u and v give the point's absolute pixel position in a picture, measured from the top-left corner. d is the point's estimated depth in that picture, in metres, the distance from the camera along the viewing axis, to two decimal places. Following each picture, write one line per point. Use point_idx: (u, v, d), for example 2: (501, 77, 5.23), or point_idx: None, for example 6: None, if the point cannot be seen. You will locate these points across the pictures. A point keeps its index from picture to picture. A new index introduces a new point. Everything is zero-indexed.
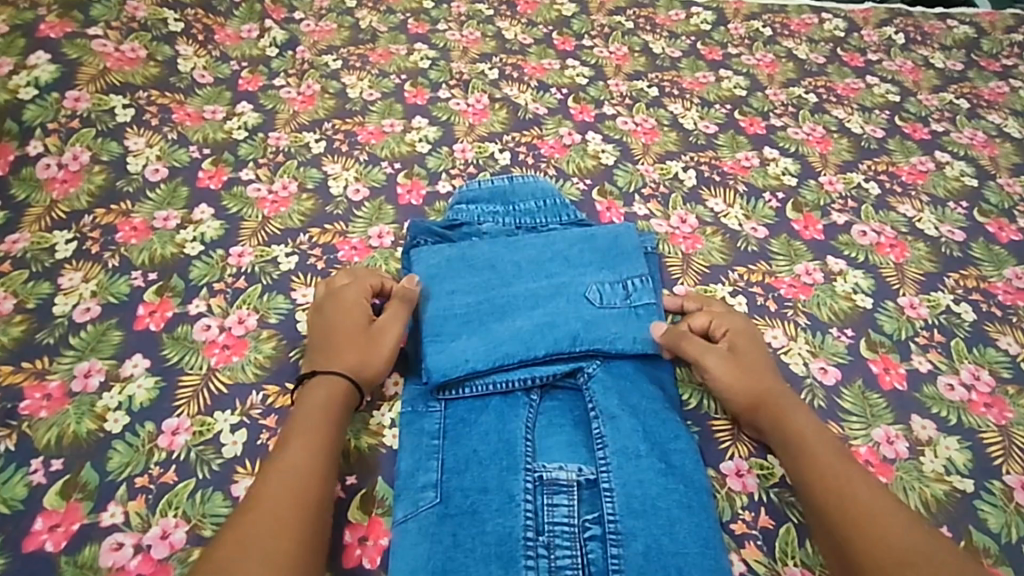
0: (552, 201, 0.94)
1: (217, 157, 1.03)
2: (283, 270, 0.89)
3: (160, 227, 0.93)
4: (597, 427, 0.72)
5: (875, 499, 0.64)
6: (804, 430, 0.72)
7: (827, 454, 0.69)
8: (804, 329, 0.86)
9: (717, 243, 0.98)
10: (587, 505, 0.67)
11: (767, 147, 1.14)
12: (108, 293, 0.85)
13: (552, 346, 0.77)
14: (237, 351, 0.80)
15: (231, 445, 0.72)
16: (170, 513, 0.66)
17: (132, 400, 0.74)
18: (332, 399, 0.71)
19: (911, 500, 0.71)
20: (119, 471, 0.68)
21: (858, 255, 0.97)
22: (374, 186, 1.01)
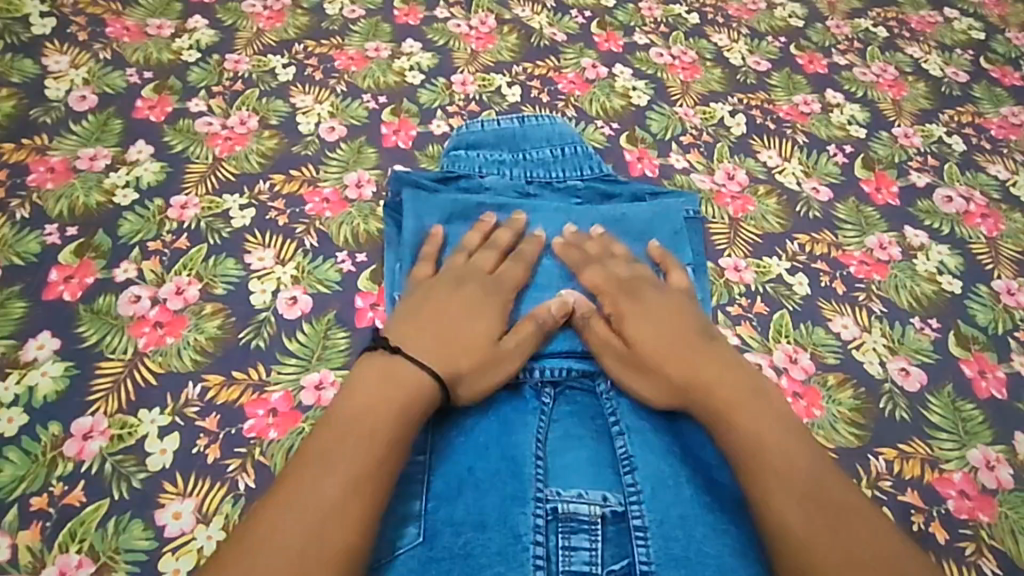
0: (573, 148, 0.76)
1: (161, 82, 0.83)
2: (235, 228, 0.71)
3: (84, 169, 0.74)
4: (623, 443, 0.58)
5: (804, 485, 0.51)
6: (722, 398, 0.56)
7: (768, 428, 0.54)
8: (880, 318, 0.72)
9: (772, 206, 0.80)
10: (613, 548, 0.54)
11: (830, 89, 0.93)
12: (12, 251, 0.67)
13: (560, 337, 0.62)
14: (173, 330, 0.64)
15: (159, 454, 0.58)
16: (72, 548, 0.54)
17: (33, 394, 0.60)
18: (392, 420, 0.53)
19: (1016, 541, 0.62)
20: (11, 488, 0.56)
21: (941, 226, 0.80)
22: (353, 123, 0.82)
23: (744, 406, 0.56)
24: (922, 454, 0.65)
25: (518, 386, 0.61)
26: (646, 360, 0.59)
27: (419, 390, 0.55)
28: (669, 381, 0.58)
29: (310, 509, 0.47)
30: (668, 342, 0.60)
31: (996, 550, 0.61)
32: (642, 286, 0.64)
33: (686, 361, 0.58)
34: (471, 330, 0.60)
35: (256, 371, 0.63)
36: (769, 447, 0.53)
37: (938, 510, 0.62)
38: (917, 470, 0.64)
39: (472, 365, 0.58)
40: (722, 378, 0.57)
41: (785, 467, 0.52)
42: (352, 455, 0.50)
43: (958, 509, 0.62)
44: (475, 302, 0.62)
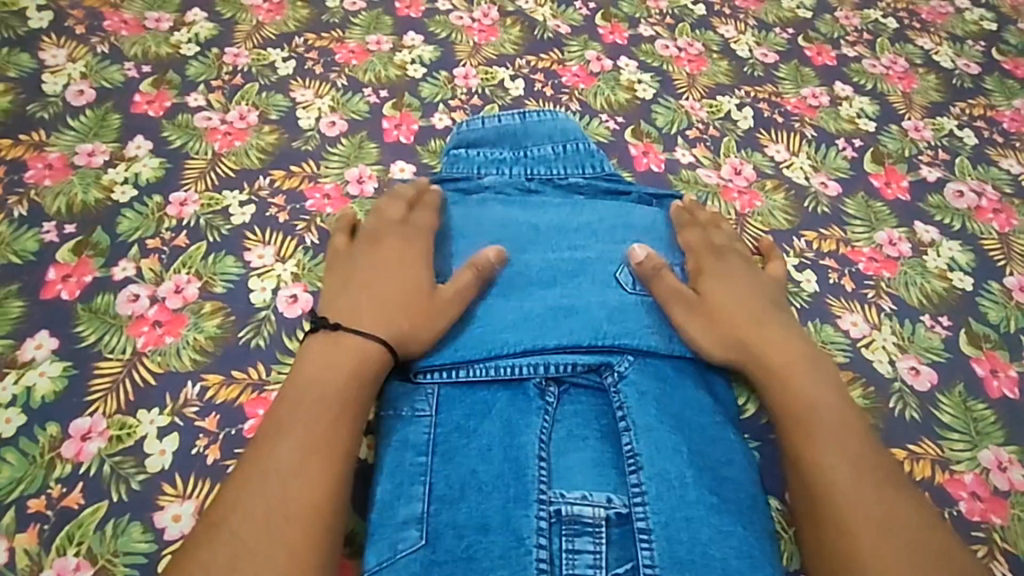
0: (575, 145, 0.74)
1: (160, 77, 0.82)
2: (235, 225, 0.70)
3: (82, 165, 0.73)
4: (628, 443, 0.57)
5: (860, 447, 0.56)
6: (784, 359, 0.60)
7: (821, 391, 0.59)
8: (889, 316, 0.71)
9: (780, 201, 0.79)
10: (618, 550, 0.54)
11: (839, 82, 0.91)
12: (10, 249, 0.67)
13: (565, 338, 0.61)
14: (172, 329, 0.63)
15: (158, 455, 0.58)
16: (70, 551, 0.54)
17: (31, 394, 0.59)
18: (340, 381, 0.56)
19: None
20: (10, 490, 0.55)
21: (952, 221, 0.79)
22: (354, 118, 0.80)
23: (806, 371, 0.60)
24: (933, 454, 0.64)
25: (521, 384, 0.60)
26: (718, 314, 0.63)
27: (366, 353, 0.57)
28: (738, 336, 0.62)
29: (268, 472, 0.51)
30: (743, 312, 0.63)
31: (1009, 553, 0.60)
32: (729, 255, 0.68)
33: (755, 324, 0.62)
34: (403, 288, 0.62)
35: (255, 370, 0.62)
36: (826, 413, 0.58)
37: (949, 512, 0.61)
38: (928, 471, 0.63)
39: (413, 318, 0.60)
40: (785, 345, 0.61)
41: (837, 433, 0.56)
42: (303, 423, 0.53)
43: (970, 511, 0.61)
44: (399, 262, 0.64)
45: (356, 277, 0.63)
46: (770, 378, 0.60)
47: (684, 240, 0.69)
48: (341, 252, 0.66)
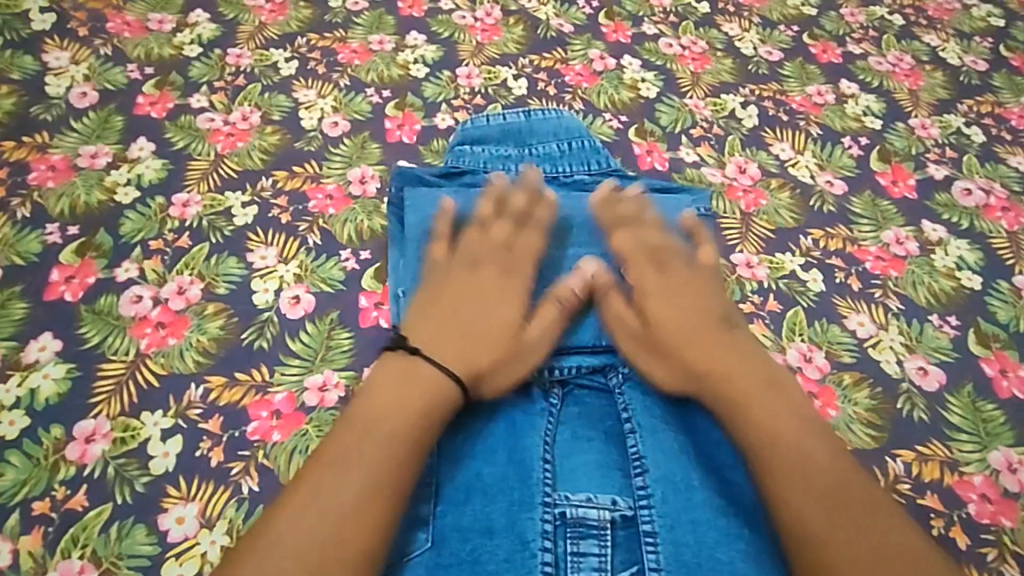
0: (580, 142, 0.74)
1: (162, 78, 0.82)
2: (238, 226, 0.70)
3: (85, 167, 0.73)
4: (632, 445, 0.57)
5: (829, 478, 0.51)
6: (737, 385, 0.56)
7: (773, 417, 0.54)
8: (897, 316, 0.70)
9: (785, 200, 0.78)
10: (623, 553, 0.53)
11: (844, 79, 0.91)
12: (14, 251, 0.67)
13: (569, 339, 0.61)
14: (175, 331, 0.63)
15: (161, 457, 0.58)
16: (74, 553, 0.54)
17: (34, 396, 0.59)
18: (410, 419, 0.52)
19: None
20: (14, 492, 0.55)
21: (960, 220, 0.78)
22: (356, 119, 0.80)
23: (760, 399, 0.55)
24: (941, 455, 0.63)
25: (525, 386, 0.60)
26: (663, 340, 0.60)
27: (437, 393, 0.54)
28: (690, 365, 0.58)
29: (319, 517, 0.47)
30: (689, 333, 0.59)
31: (1018, 555, 0.59)
32: (670, 260, 0.64)
33: (697, 343, 0.59)
34: (493, 321, 0.60)
35: (258, 372, 0.62)
36: (787, 440, 0.53)
37: (957, 514, 0.61)
38: (936, 472, 0.62)
39: (493, 359, 0.58)
40: (723, 364, 0.58)
41: (809, 475, 0.51)
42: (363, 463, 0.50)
43: (979, 513, 0.61)
44: (492, 295, 0.62)
45: (439, 300, 0.61)
46: (724, 408, 0.56)
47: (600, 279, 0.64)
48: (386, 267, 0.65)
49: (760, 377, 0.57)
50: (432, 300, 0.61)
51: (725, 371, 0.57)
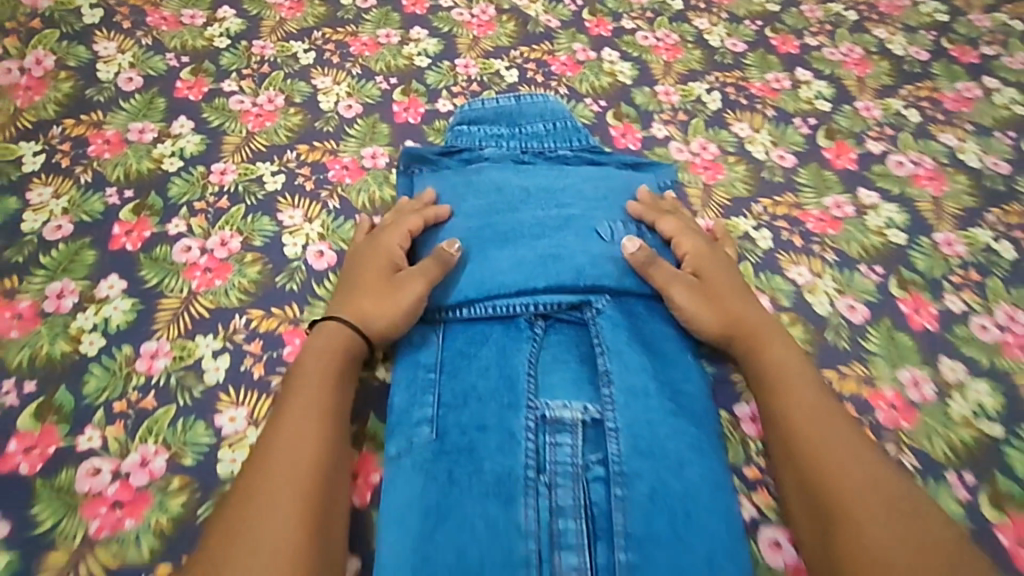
0: (563, 123, 0.87)
1: (197, 66, 0.93)
2: (269, 191, 0.82)
3: (135, 140, 0.85)
4: (602, 363, 0.68)
5: (833, 424, 0.63)
6: (763, 329, 0.71)
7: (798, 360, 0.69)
8: (832, 266, 0.82)
9: (740, 173, 0.90)
10: (592, 444, 0.64)
11: (799, 67, 1.03)
12: (80, 210, 0.79)
13: (553, 280, 0.72)
14: (220, 274, 0.75)
15: (214, 370, 0.68)
16: (150, 440, 0.63)
17: (108, 322, 0.71)
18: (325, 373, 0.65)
19: (936, 445, 0.68)
20: (97, 395, 0.66)
21: (893, 187, 0.90)
22: (368, 102, 0.92)
23: (785, 346, 0.70)
24: (857, 375, 0.74)
25: (514, 319, 0.71)
26: (713, 291, 0.73)
27: (334, 337, 0.67)
28: (730, 314, 0.72)
29: (277, 477, 0.56)
30: (732, 291, 0.74)
31: (914, 448, 0.68)
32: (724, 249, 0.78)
33: (743, 302, 0.73)
34: (370, 278, 0.72)
35: (290, 309, 0.74)
36: (799, 378, 0.67)
37: (867, 419, 0.70)
38: (853, 387, 0.73)
39: (373, 302, 0.70)
40: (760, 316, 0.72)
41: (813, 407, 0.64)
42: (305, 423, 0.61)
43: (886, 418, 0.70)
44: (371, 260, 0.74)
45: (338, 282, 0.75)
46: (748, 344, 0.71)
47: (579, 235, 0.76)
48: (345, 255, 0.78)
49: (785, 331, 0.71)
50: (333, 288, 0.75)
51: (755, 324, 0.72)
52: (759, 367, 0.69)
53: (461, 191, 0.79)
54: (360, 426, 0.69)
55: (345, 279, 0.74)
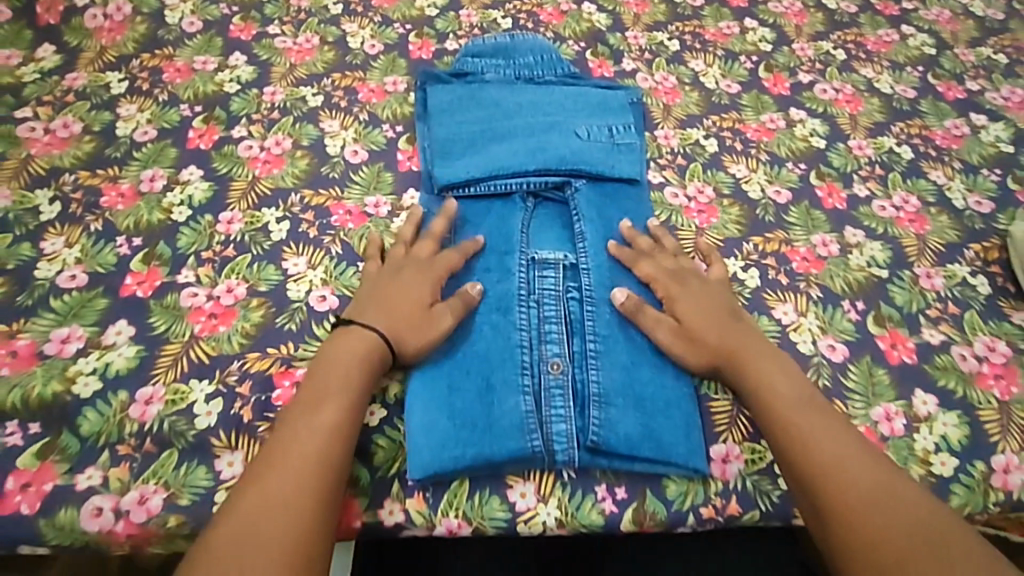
0: (549, 56, 1.06)
1: (246, 14, 1.12)
2: (311, 106, 1.02)
3: (200, 69, 1.05)
4: (578, 225, 0.88)
5: (823, 428, 0.70)
6: (740, 346, 0.78)
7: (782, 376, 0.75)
8: (765, 163, 1.01)
9: (694, 98, 1.09)
10: (570, 279, 0.84)
11: (748, 18, 1.21)
12: (162, 120, 0.98)
13: (541, 165, 0.91)
14: (277, 165, 0.94)
15: (278, 232, 0.88)
16: (232, 276, 0.83)
17: (192, 198, 0.90)
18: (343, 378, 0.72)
19: (835, 283, 0.88)
20: (189, 247, 0.85)
21: (819, 107, 1.09)
22: (388, 43, 1.11)
23: (761, 366, 0.76)
24: (781, 238, 0.92)
25: (510, 196, 0.91)
26: (696, 331, 0.79)
27: (369, 352, 0.74)
28: (715, 347, 0.78)
29: (293, 465, 0.64)
30: (713, 320, 0.79)
31: (820, 284, 0.88)
32: (688, 278, 0.84)
33: (725, 330, 0.79)
34: (409, 300, 0.78)
35: (335, 190, 0.92)
36: (786, 401, 0.73)
37: (784, 269, 0.89)
38: (776, 247, 0.91)
39: (413, 328, 0.76)
40: (739, 337, 0.78)
41: (800, 417, 0.71)
42: (312, 432, 0.67)
43: (800, 266, 0.90)
44: (410, 280, 0.80)
45: (369, 294, 0.79)
46: (735, 368, 0.77)
47: (562, 133, 0.94)
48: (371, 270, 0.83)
49: (761, 349, 0.78)
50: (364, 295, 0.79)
51: (742, 347, 0.78)
52: (749, 386, 0.75)
53: (467, 104, 0.98)
54: None
55: (382, 291, 0.79)
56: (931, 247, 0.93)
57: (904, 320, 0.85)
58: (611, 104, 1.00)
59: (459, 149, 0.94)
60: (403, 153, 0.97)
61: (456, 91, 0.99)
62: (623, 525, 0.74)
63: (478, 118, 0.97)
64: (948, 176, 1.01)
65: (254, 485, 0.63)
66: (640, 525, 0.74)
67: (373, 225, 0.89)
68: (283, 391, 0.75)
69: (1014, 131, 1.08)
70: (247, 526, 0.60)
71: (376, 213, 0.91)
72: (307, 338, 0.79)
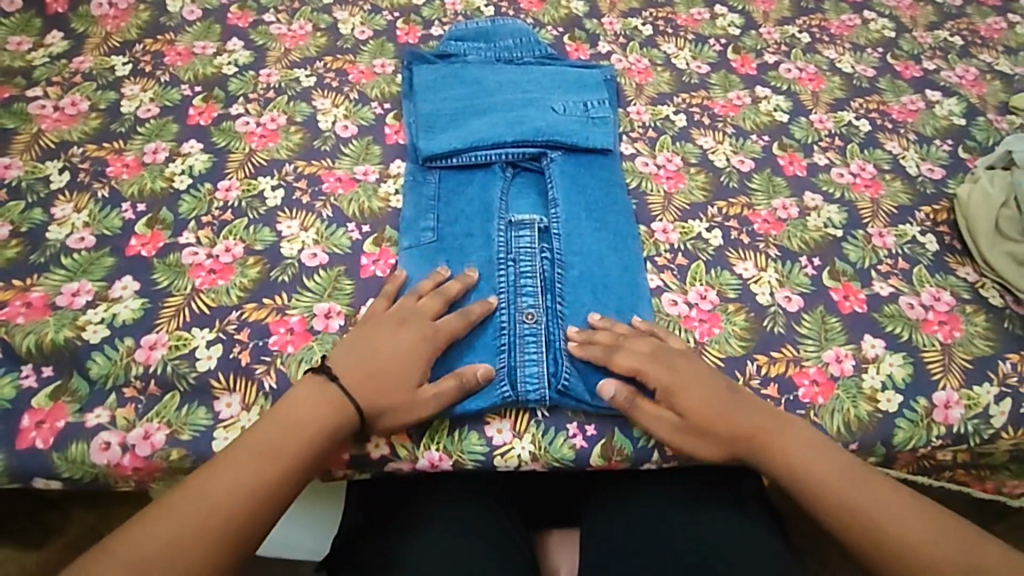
0: (527, 39, 1.13)
1: (243, 3, 1.18)
2: (304, 87, 1.08)
3: (200, 53, 1.11)
4: (552, 192, 0.94)
5: (872, 495, 0.72)
6: (764, 428, 0.77)
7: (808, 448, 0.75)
8: (731, 136, 1.07)
9: (665, 77, 1.15)
10: (544, 241, 0.90)
11: (718, 5, 1.28)
12: (164, 99, 1.05)
13: (519, 137, 0.97)
14: (271, 139, 1.01)
15: (273, 198, 0.94)
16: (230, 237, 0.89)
17: (192, 169, 0.96)
18: (298, 444, 0.72)
19: (794, 243, 0.95)
20: (190, 212, 0.92)
21: (784, 85, 1.16)
22: (377, 29, 1.18)
23: (787, 443, 0.76)
24: (743, 203, 0.99)
25: (490, 165, 0.97)
26: (710, 425, 0.77)
27: (340, 425, 0.74)
28: (734, 440, 0.77)
29: (203, 517, 0.65)
30: (717, 413, 0.77)
31: (779, 244, 0.94)
32: (669, 357, 0.80)
33: (738, 410, 0.77)
34: (397, 374, 0.76)
35: (326, 161, 0.99)
36: (822, 477, 0.74)
37: (745, 230, 0.95)
38: (739, 210, 0.98)
39: (392, 409, 0.76)
40: (751, 416, 0.77)
41: (842, 490, 0.72)
42: (242, 483, 0.68)
43: (761, 227, 0.96)
44: (407, 348, 0.78)
45: (370, 346, 0.78)
46: (764, 453, 0.76)
47: (538, 107, 1.01)
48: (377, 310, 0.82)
49: (777, 422, 0.77)
50: (361, 342, 0.78)
51: (759, 425, 0.77)
52: (781, 462, 0.75)
53: (450, 82, 1.05)
54: (370, 235, 0.91)
55: (378, 351, 0.77)
56: (885, 210, 0.99)
57: (858, 275, 0.92)
58: (586, 82, 1.07)
59: (441, 123, 1.00)
60: (391, 127, 1.04)
61: (440, 72, 1.06)
62: (593, 459, 0.80)
63: (460, 95, 1.03)
64: (903, 146, 1.08)
65: (174, 524, 0.64)
66: (608, 461, 0.80)
67: (361, 190, 0.96)
68: (279, 337, 0.82)
69: (966, 106, 1.15)
70: (150, 553, 0.63)
71: (364, 178, 0.97)
72: (300, 290, 0.85)
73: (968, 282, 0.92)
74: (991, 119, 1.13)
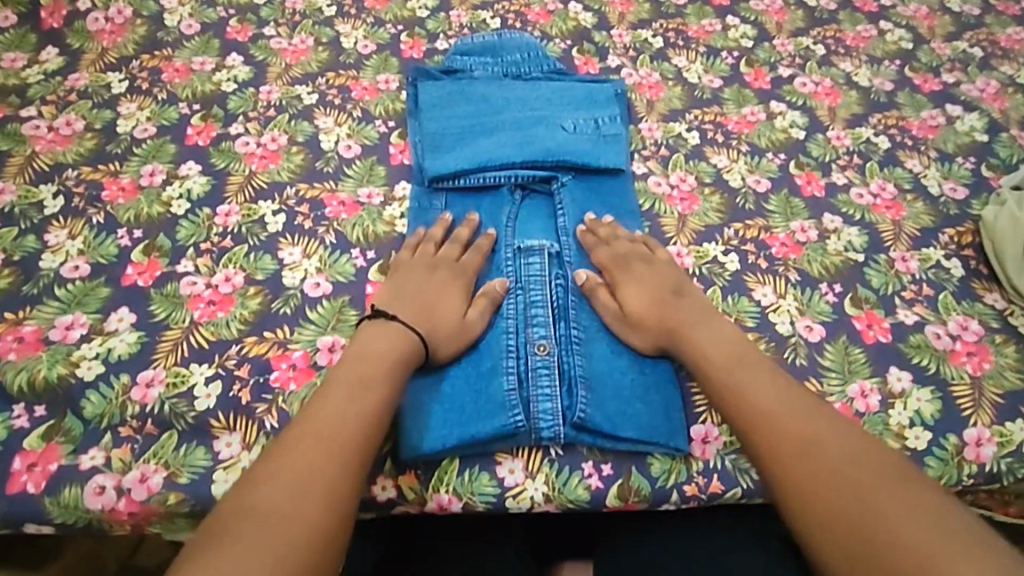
0: (535, 53, 1.10)
1: (242, 16, 1.15)
2: (306, 104, 1.05)
3: (198, 70, 1.08)
4: (561, 218, 0.92)
5: (843, 457, 0.66)
6: (735, 378, 0.75)
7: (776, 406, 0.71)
8: (746, 154, 1.04)
9: (677, 92, 1.12)
10: (556, 268, 0.87)
11: (730, 16, 1.24)
12: (161, 118, 1.01)
13: (528, 157, 0.94)
14: (272, 160, 0.98)
15: (274, 223, 0.91)
16: (230, 265, 0.86)
17: (191, 192, 0.93)
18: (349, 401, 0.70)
19: (813, 268, 0.91)
20: (188, 238, 0.88)
21: (799, 100, 1.12)
22: (380, 43, 1.15)
23: (756, 393, 0.73)
24: (760, 225, 0.95)
25: (498, 188, 0.94)
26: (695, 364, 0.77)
27: (402, 352, 0.75)
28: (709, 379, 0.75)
29: (293, 481, 0.62)
30: (705, 352, 0.78)
31: (799, 269, 0.91)
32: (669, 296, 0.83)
33: (716, 360, 0.77)
34: (446, 306, 0.80)
35: (328, 183, 0.96)
36: (796, 440, 0.68)
37: (763, 254, 0.92)
38: (756, 233, 0.94)
39: (442, 324, 0.79)
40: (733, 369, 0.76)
41: (815, 455, 0.66)
42: (308, 450, 0.65)
43: (780, 251, 0.93)
44: (446, 284, 0.83)
45: (408, 287, 0.82)
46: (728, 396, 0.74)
47: (549, 126, 0.98)
48: (403, 259, 0.86)
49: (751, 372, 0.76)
50: (399, 288, 0.82)
51: (734, 382, 0.75)
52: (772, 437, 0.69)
53: (457, 99, 1.02)
54: (374, 262, 0.88)
55: (418, 292, 0.81)
56: (907, 232, 0.96)
57: (880, 301, 0.89)
58: (597, 98, 1.03)
59: (448, 143, 0.97)
60: (395, 147, 1.01)
61: (446, 88, 1.03)
62: (609, 500, 0.77)
63: (467, 113, 1.00)
64: (924, 164, 1.05)
65: (260, 507, 0.60)
66: (625, 501, 0.77)
67: (365, 214, 0.93)
68: (280, 373, 0.78)
69: (988, 121, 1.11)
70: (243, 543, 0.57)
71: (368, 200, 0.94)
72: (302, 321, 0.82)
73: (996, 310, 0.89)
74: (1014, 135, 1.10)
